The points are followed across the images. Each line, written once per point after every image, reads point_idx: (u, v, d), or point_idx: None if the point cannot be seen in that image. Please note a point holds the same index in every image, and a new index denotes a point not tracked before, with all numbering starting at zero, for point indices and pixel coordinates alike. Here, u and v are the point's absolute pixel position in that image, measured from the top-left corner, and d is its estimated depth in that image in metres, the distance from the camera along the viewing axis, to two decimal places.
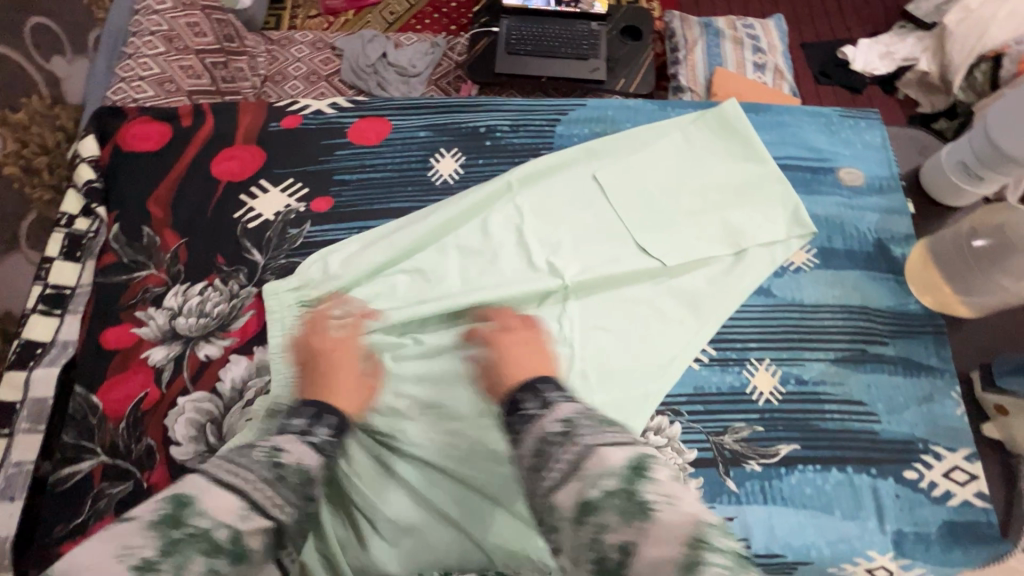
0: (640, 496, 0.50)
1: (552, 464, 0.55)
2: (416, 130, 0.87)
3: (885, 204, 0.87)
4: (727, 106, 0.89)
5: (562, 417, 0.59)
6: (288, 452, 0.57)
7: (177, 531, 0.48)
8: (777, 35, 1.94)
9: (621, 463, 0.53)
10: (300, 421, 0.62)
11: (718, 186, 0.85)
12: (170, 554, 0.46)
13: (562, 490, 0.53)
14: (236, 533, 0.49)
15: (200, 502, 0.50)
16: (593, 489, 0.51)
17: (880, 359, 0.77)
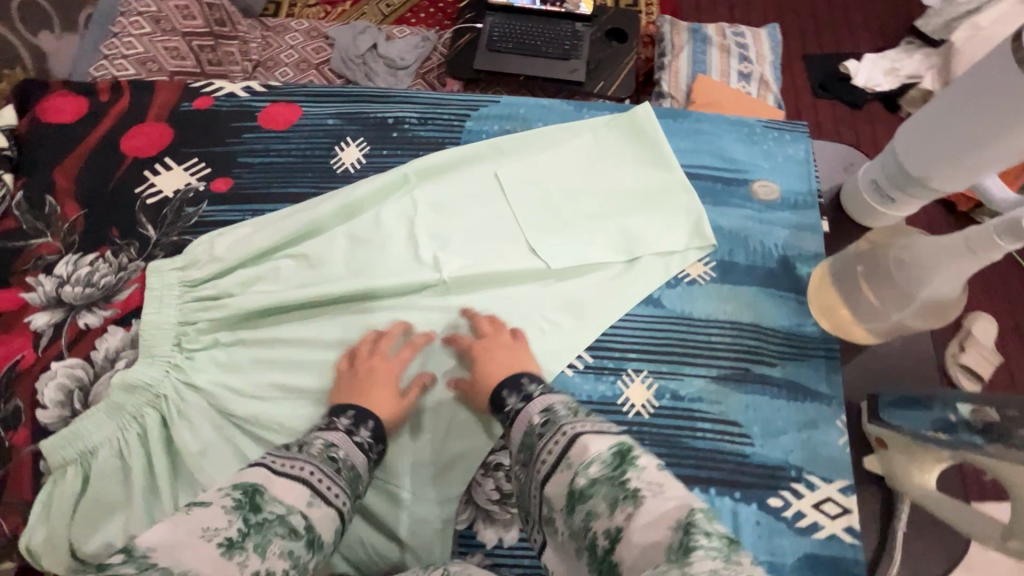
0: (625, 481, 0.45)
1: (543, 456, 0.51)
2: (325, 117, 0.88)
3: (797, 220, 0.83)
4: (639, 111, 0.87)
5: (544, 409, 0.56)
6: (339, 448, 0.56)
7: (257, 516, 0.43)
8: (767, 44, 1.88)
9: (605, 450, 0.48)
10: (343, 421, 0.61)
11: (620, 192, 0.83)
12: (252, 534, 0.42)
13: (551, 483, 0.49)
14: (310, 521, 0.46)
15: (271, 489, 0.46)
16: (579, 478, 0.47)
17: (765, 381, 0.74)
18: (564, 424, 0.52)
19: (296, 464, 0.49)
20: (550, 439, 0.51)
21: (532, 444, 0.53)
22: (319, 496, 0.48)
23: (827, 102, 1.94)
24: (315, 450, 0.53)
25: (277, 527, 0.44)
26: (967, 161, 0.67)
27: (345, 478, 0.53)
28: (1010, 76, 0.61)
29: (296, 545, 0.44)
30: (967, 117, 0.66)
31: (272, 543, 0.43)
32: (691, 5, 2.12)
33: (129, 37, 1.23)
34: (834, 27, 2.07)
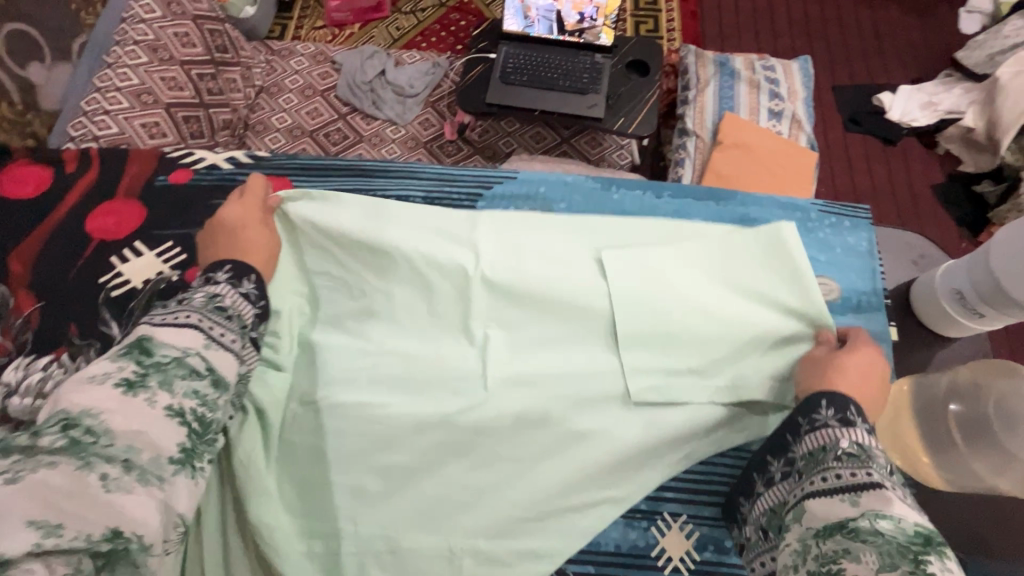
0: (920, 560, 0.38)
1: (828, 477, 0.48)
2: (317, 195, 0.78)
3: (861, 326, 0.71)
4: (786, 228, 0.73)
5: (859, 443, 0.49)
6: (226, 300, 0.51)
7: (151, 359, 0.43)
8: (799, 78, 1.76)
9: (911, 522, 0.41)
10: (219, 275, 0.53)
11: (722, 313, 0.68)
12: (153, 374, 0.42)
13: (824, 507, 0.46)
14: (210, 362, 0.46)
15: (160, 337, 0.45)
16: (863, 519, 0.42)
17: None
18: (874, 470, 0.46)
19: (172, 314, 0.48)
20: (848, 468, 0.47)
21: (821, 454, 0.50)
22: (213, 341, 0.47)
23: (858, 138, 1.81)
24: (196, 300, 0.50)
25: (177, 369, 0.44)
26: None
27: (239, 326, 0.51)
28: None
29: (203, 385, 0.45)
30: None
31: (175, 384, 0.43)
32: (715, 31, 2.00)
33: (124, 67, 1.15)
34: (867, 58, 1.94)
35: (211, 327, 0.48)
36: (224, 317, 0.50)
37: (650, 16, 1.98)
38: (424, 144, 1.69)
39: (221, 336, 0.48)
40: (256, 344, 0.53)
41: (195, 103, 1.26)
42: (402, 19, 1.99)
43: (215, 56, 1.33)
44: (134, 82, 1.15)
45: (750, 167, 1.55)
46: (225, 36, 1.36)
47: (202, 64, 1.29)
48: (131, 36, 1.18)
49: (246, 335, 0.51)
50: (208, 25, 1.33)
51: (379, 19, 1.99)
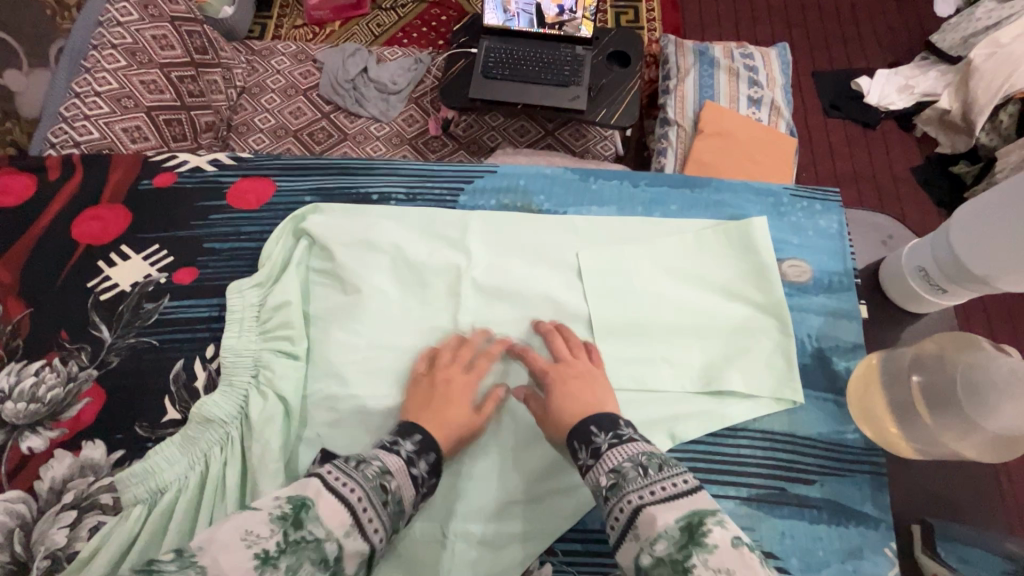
0: (687, 567, 0.45)
1: (613, 520, 0.52)
2: (301, 194, 0.79)
3: (831, 305, 0.74)
4: (754, 223, 0.76)
5: (610, 468, 0.54)
6: (394, 477, 0.54)
7: (296, 533, 0.46)
8: (777, 66, 1.78)
9: (671, 524, 0.48)
10: (407, 444, 0.58)
11: (694, 309, 0.73)
12: (286, 556, 0.45)
13: (622, 551, 0.50)
14: (342, 552, 0.47)
15: (317, 508, 0.48)
16: (643, 555, 0.48)
17: (803, 502, 0.65)
18: (629, 493, 0.51)
19: (341, 478, 0.51)
20: (619, 500, 0.52)
21: (600, 496, 0.54)
22: (357, 525, 0.49)
23: (837, 122, 1.84)
24: (369, 472, 0.53)
25: (310, 552, 0.46)
26: None
27: (390, 511, 0.53)
28: None
29: (323, 573, 0.46)
30: None
31: (303, 569, 0.45)
32: (695, 20, 2.01)
33: (102, 71, 1.14)
34: (845, 43, 1.97)
35: (365, 509, 0.50)
36: (380, 502, 0.52)
37: (630, 7, 2.00)
38: (408, 141, 1.69)
39: (370, 528, 0.50)
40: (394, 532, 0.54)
41: (176, 105, 1.26)
42: (383, 16, 1.99)
43: (195, 58, 1.34)
44: (114, 86, 1.15)
45: (731, 155, 1.57)
46: (202, 37, 1.38)
47: (181, 66, 1.29)
48: (108, 40, 1.17)
49: (392, 524, 0.53)
50: (185, 27, 1.33)
51: (360, 16, 1.98)
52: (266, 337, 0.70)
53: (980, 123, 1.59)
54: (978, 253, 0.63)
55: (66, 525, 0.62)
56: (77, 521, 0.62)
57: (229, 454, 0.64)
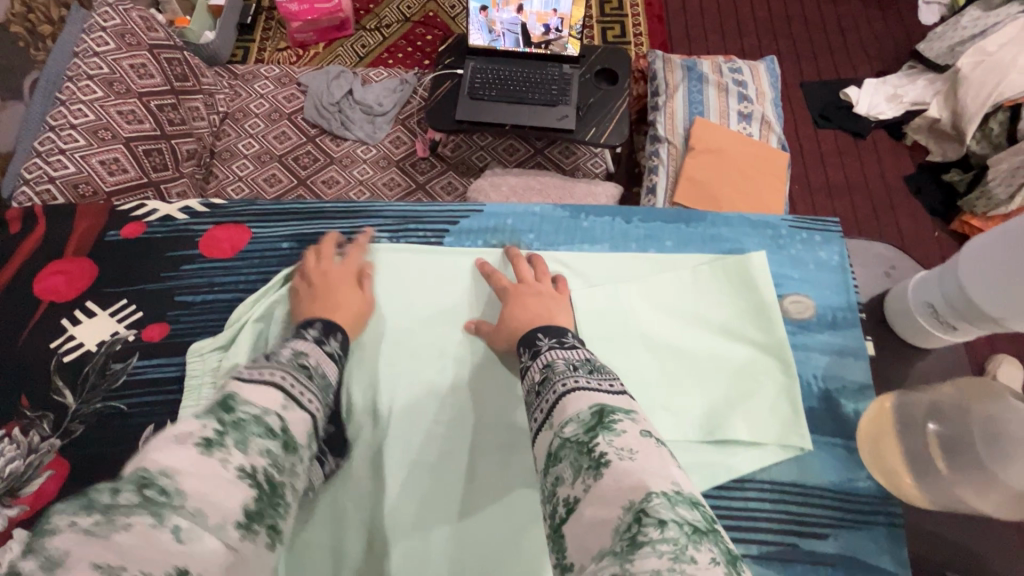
0: (594, 448, 0.41)
1: (538, 413, 0.48)
2: (278, 240, 0.75)
3: (837, 343, 0.71)
4: (753, 257, 0.72)
5: (545, 364, 0.52)
6: (309, 355, 0.51)
7: (231, 415, 0.39)
8: (766, 80, 1.77)
9: (584, 410, 0.44)
10: (312, 331, 0.57)
11: (694, 349, 0.70)
12: (230, 431, 0.37)
13: (541, 438, 0.47)
14: (286, 422, 0.41)
15: (245, 393, 0.41)
16: (555, 436, 0.44)
17: (817, 559, 0.61)
18: (557, 381, 0.49)
19: (265, 370, 0.45)
20: (549, 391, 0.49)
21: (531, 395, 0.51)
22: (292, 400, 0.43)
23: (829, 133, 1.82)
24: (284, 358, 0.49)
25: (255, 427, 0.39)
26: None
27: (319, 386, 0.49)
28: None
29: (273, 446, 0.39)
30: None
31: (253, 441, 0.38)
32: (683, 35, 2.00)
33: (78, 104, 1.11)
34: (834, 54, 1.96)
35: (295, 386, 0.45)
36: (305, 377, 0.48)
37: (617, 22, 1.99)
38: (396, 163, 1.66)
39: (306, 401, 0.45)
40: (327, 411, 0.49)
41: (156, 135, 1.22)
42: (368, 37, 1.96)
43: (175, 85, 1.30)
44: (90, 118, 1.11)
45: (723, 171, 1.56)
46: (184, 64, 1.35)
47: (161, 95, 1.26)
48: (84, 70, 1.14)
49: (323, 397, 0.49)
50: (165, 55, 1.30)
51: (344, 38, 1.95)
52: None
53: (972, 130, 1.58)
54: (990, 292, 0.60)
55: None
56: None
57: None
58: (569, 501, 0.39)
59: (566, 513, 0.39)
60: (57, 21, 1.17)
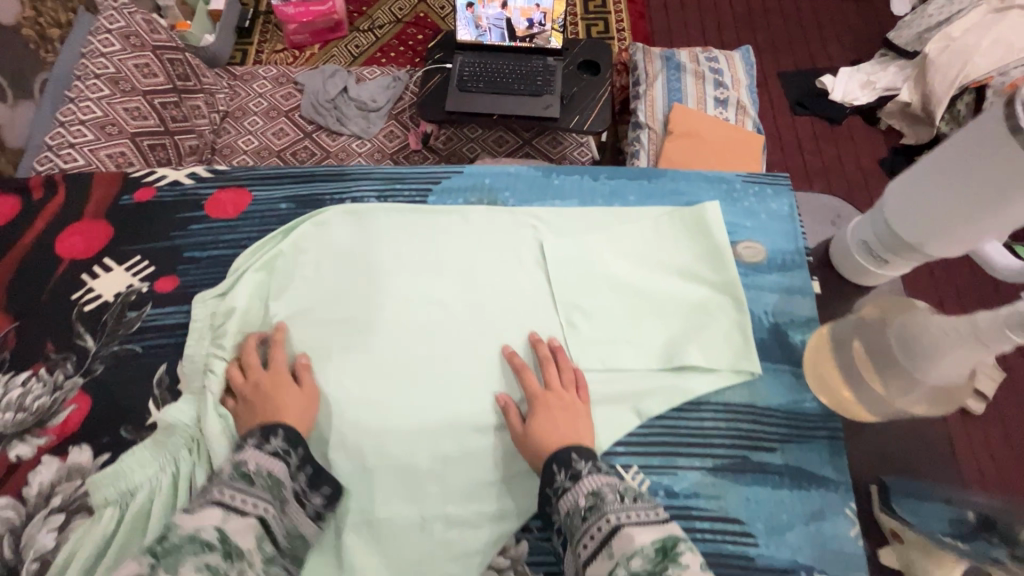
0: None
1: (586, 541, 0.54)
2: (277, 201, 0.82)
3: (786, 282, 0.78)
4: (707, 206, 0.80)
5: (588, 491, 0.58)
6: (250, 462, 0.57)
7: (164, 544, 0.46)
8: (741, 68, 1.86)
9: (648, 544, 0.51)
10: (251, 438, 0.59)
11: (655, 290, 0.77)
12: (163, 558, 0.45)
13: (592, 569, 0.52)
14: (223, 533, 0.49)
15: (185, 521, 0.48)
16: (619, 570, 0.50)
17: (764, 468, 0.68)
18: (608, 512, 0.55)
19: (218, 492, 0.52)
20: (595, 525, 0.55)
21: (575, 522, 0.56)
22: (232, 510, 0.51)
23: (805, 119, 1.90)
24: (225, 475, 0.55)
25: (187, 548, 0.46)
26: (990, 221, 0.59)
27: (263, 486, 0.55)
28: (997, 142, 0.56)
29: (211, 558, 0.46)
30: (950, 185, 0.61)
31: (183, 564, 0.45)
32: (664, 29, 2.09)
33: (86, 101, 1.19)
34: (809, 44, 2.04)
35: (233, 495, 0.52)
36: (251, 485, 0.54)
37: (600, 19, 2.08)
38: (390, 156, 1.74)
39: (246, 505, 0.52)
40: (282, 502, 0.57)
41: (160, 130, 1.31)
42: (361, 37, 2.05)
43: (177, 84, 1.39)
44: (98, 114, 1.19)
45: (701, 153, 1.64)
46: (185, 65, 1.43)
47: (164, 93, 1.34)
48: (91, 70, 1.22)
49: (271, 494, 0.56)
50: (167, 55, 1.39)
51: (338, 39, 2.04)
52: (227, 344, 0.72)
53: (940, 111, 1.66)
54: (907, 224, 0.66)
55: (55, 529, 0.64)
56: (65, 524, 0.64)
57: (201, 455, 0.66)
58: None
59: None
60: (65, 24, 1.24)
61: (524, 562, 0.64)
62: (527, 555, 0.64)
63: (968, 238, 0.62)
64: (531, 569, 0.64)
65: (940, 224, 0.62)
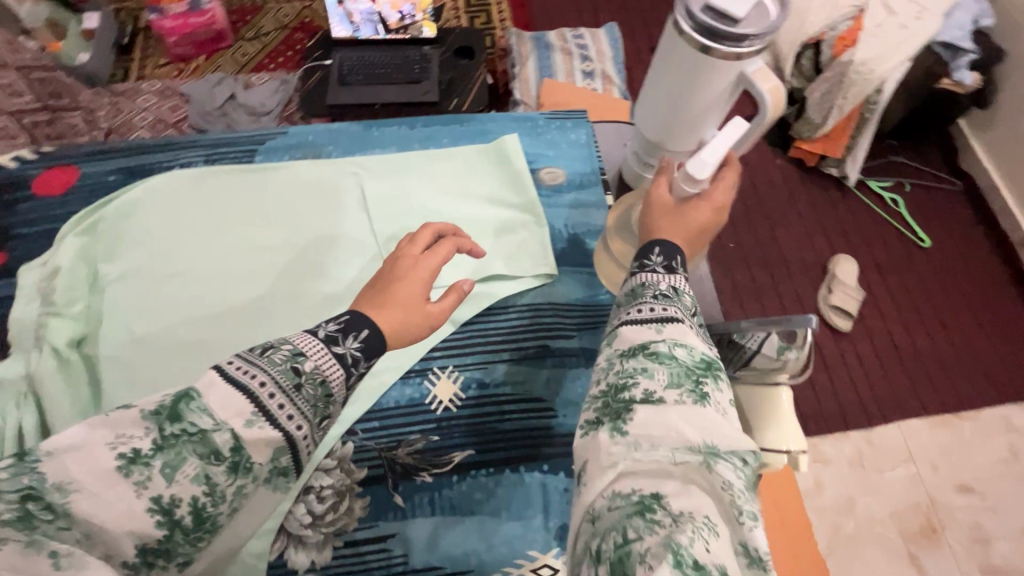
0: (701, 384, 0.47)
1: (642, 308, 0.52)
2: (105, 175, 0.86)
3: (582, 199, 0.89)
4: (507, 139, 0.90)
5: (671, 285, 0.54)
6: (309, 359, 0.47)
7: (175, 426, 0.39)
8: (606, 43, 2.01)
9: (698, 351, 0.49)
10: (331, 326, 0.51)
11: (465, 215, 0.86)
12: (163, 450, 0.38)
13: (633, 330, 0.51)
14: (240, 442, 0.41)
15: (206, 398, 0.41)
16: (663, 344, 0.49)
17: (564, 352, 0.78)
18: (675, 306, 0.52)
19: (250, 369, 0.44)
20: (660, 304, 0.52)
21: (644, 290, 0.54)
22: (260, 413, 0.42)
23: None
24: (278, 358, 0.46)
25: (197, 446, 0.39)
26: (701, 108, 0.69)
27: (307, 398, 0.46)
28: (681, 47, 0.64)
29: (216, 470, 0.40)
30: (666, 91, 0.70)
31: (186, 464, 0.38)
32: (541, 16, 2.22)
33: None
34: None
35: (273, 396, 0.43)
36: (294, 388, 0.45)
37: (481, 11, 2.18)
38: None
39: (284, 417, 0.44)
40: (323, 422, 0.48)
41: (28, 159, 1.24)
42: (247, 46, 2.02)
43: (48, 103, 1.56)
44: None
45: None
46: (56, 86, 1.59)
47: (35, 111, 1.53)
48: None
49: (312, 415, 0.46)
50: (39, 77, 1.58)
51: (224, 49, 2.01)
52: (48, 304, 0.75)
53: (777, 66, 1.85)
54: (653, 129, 0.76)
55: None
56: None
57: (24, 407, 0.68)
58: (644, 404, 0.45)
59: (640, 398, 0.45)
60: None
61: (349, 461, 0.71)
62: (352, 454, 0.71)
63: (697, 126, 0.72)
64: (356, 466, 0.71)
65: (670, 124, 0.73)
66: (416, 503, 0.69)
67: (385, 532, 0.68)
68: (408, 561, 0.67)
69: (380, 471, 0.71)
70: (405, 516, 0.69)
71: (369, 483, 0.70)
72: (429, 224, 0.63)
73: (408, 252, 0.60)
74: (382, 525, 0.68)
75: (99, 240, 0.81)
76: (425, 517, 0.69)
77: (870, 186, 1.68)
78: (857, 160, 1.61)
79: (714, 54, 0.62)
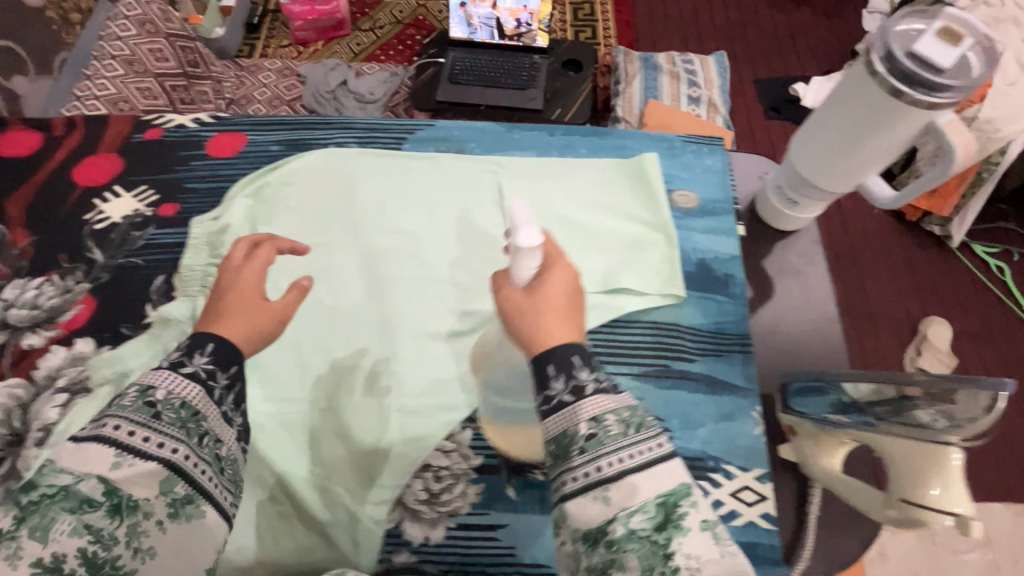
0: (669, 549, 0.44)
1: (577, 475, 0.47)
2: (269, 144, 0.93)
3: (713, 225, 0.89)
4: (646, 157, 0.92)
5: (590, 416, 0.49)
6: (158, 388, 0.48)
7: (34, 496, 0.42)
8: (715, 71, 1.99)
9: (651, 498, 0.46)
10: (173, 354, 0.51)
11: (598, 226, 0.88)
12: (26, 521, 0.40)
13: (578, 505, 0.47)
14: (110, 484, 0.43)
15: (62, 461, 0.43)
16: (618, 524, 0.45)
17: (684, 375, 0.78)
18: (606, 450, 0.47)
19: (101, 421, 0.45)
20: (592, 462, 0.47)
21: (568, 442, 0.49)
22: (124, 453, 0.44)
23: (777, 123, 2.03)
24: (129, 400, 0.47)
25: (63, 501, 0.41)
26: (873, 149, 0.69)
27: (171, 421, 0.47)
28: (867, 86, 0.65)
29: (95, 515, 0.41)
30: (837, 128, 0.70)
31: (57, 521, 0.40)
32: (648, 36, 2.23)
33: (102, 79, 1.37)
34: (782, 55, 2.18)
35: (133, 433, 0.45)
36: (155, 418, 0.46)
37: (588, 26, 2.21)
38: None
39: (153, 446, 0.45)
40: (214, 437, 0.49)
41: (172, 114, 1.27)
42: (362, 36, 2.13)
43: (186, 70, 1.52)
44: None
45: None
46: (193, 51, 1.55)
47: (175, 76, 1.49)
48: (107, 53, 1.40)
49: (190, 436, 0.47)
50: (179, 43, 1.52)
51: (341, 37, 2.12)
52: (216, 256, 0.82)
53: None
54: (811, 166, 0.75)
55: (59, 405, 0.73)
56: (68, 402, 0.73)
57: None
58: None
59: None
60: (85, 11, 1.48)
61: (467, 446, 0.73)
62: (470, 440, 0.74)
63: (862, 167, 0.72)
64: (473, 453, 0.73)
65: (834, 161, 0.72)
66: (527, 498, 0.71)
67: (495, 521, 0.70)
68: (514, 554, 0.69)
69: (495, 462, 0.73)
70: (515, 510, 0.70)
71: (485, 471, 0.72)
72: (239, 239, 0.66)
73: (231, 263, 0.63)
74: (493, 514, 0.70)
75: (263, 202, 0.87)
76: (535, 514, 0.70)
77: (974, 250, 1.60)
78: (964, 221, 1.53)
79: (902, 99, 0.62)
